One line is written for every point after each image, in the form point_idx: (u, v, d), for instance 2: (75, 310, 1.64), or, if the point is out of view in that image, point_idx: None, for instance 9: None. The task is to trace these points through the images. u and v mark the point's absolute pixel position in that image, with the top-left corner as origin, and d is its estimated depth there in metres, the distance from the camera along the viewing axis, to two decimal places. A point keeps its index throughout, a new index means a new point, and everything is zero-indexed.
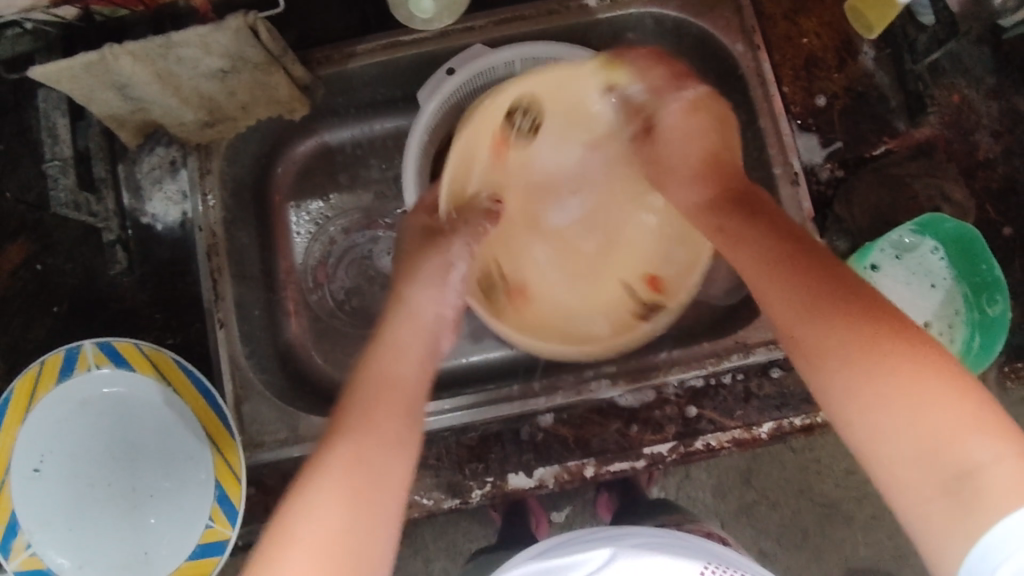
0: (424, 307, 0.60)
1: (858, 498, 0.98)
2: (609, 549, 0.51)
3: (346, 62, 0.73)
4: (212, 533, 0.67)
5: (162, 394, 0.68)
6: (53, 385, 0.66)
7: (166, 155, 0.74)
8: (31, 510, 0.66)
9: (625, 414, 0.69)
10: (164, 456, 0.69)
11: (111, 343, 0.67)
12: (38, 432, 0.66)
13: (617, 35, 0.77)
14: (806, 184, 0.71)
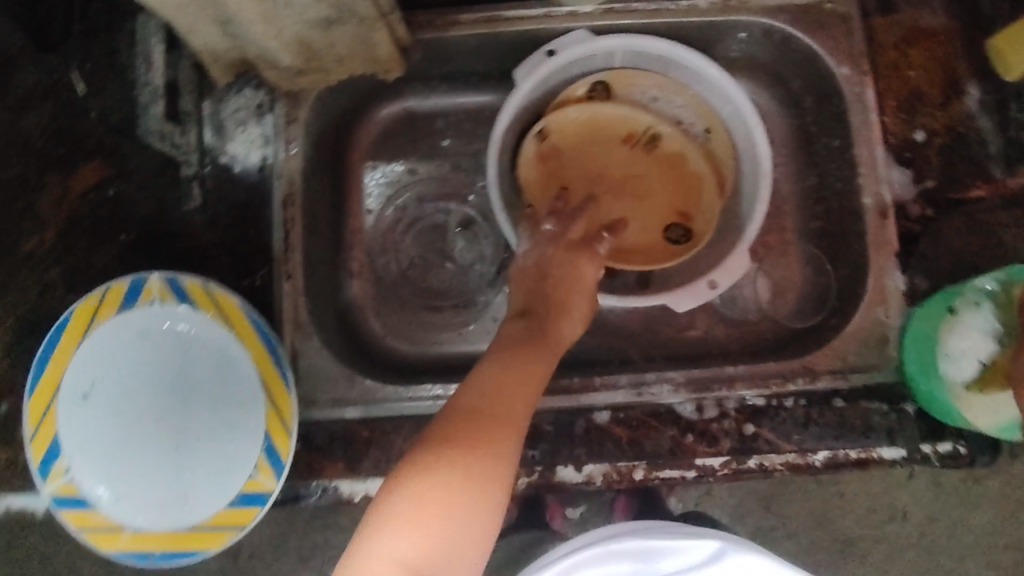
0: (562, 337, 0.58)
1: (875, 537, 0.98)
2: (717, 544, 0.57)
3: (446, 29, 0.72)
4: (256, 484, 0.65)
5: (224, 339, 0.67)
6: (113, 313, 0.66)
7: (254, 99, 0.74)
8: (75, 435, 0.65)
9: (683, 422, 0.68)
10: (214, 401, 0.67)
11: (178, 278, 0.66)
12: (94, 359, 0.66)
13: (722, 39, 0.77)
14: (894, 219, 0.71)
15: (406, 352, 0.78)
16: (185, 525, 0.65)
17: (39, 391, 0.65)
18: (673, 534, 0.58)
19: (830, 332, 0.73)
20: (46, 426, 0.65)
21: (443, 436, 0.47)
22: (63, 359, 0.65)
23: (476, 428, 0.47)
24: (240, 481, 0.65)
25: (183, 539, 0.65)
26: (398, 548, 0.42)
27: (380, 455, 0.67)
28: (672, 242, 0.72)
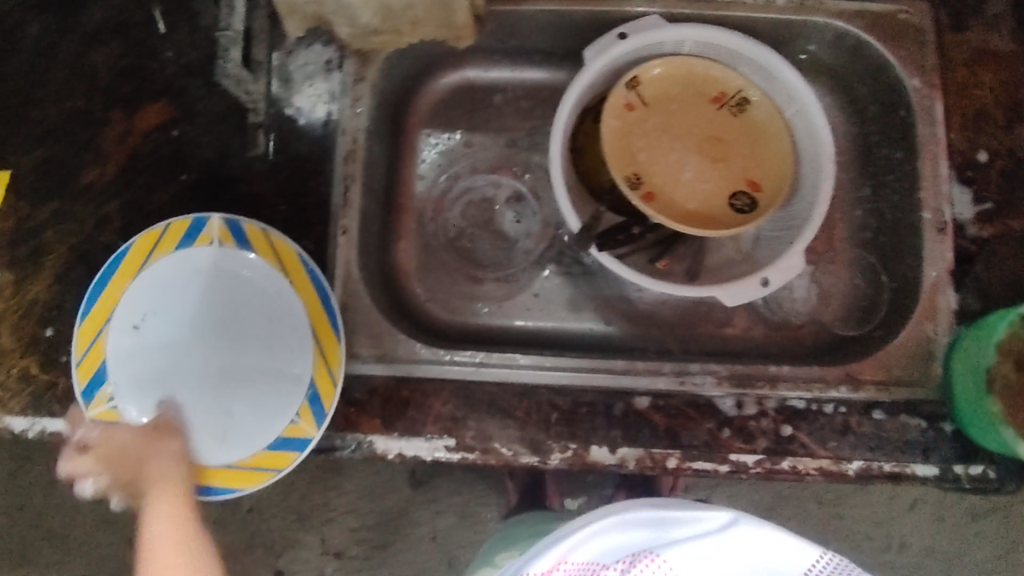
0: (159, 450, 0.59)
1: (844, 532, 1.10)
2: (728, 514, 0.49)
3: (521, 3, 0.73)
4: (296, 429, 0.66)
5: (278, 285, 0.68)
6: (174, 249, 0.68)
7: (323, 55, 0.74)
8: (122, 364, 0.66)
9: (721, 416, 0.68)
10: (262, 345, 0.68)
11: (240, 220, 0.68)
12: (149, 291, 0.67)
13: (790, 40, 0.77)
14: (952, 235, 0.71)
15: (446, 322, 0.78)
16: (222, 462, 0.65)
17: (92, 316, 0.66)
18: (685, 507, 0.50)
19: (873, 343, 0.73)
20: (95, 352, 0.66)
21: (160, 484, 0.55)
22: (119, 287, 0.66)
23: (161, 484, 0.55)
24: (281, 425, 0.66)
25: (218, 476, 0.65)
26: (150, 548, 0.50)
27: (418, 415, 0.67)
28: (738, 210, 0.72)
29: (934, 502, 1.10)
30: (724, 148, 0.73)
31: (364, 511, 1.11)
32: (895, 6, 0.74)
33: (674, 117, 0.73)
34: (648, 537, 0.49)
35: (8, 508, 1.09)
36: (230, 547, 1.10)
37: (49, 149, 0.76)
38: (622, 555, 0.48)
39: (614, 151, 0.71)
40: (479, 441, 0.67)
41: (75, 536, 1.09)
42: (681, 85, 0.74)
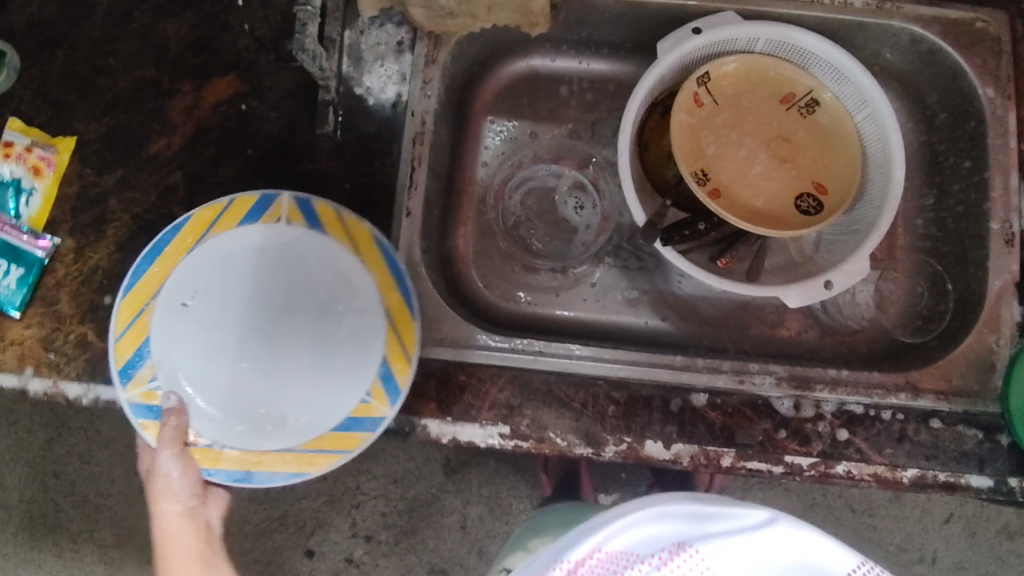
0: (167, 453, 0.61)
1: (874, 542, 1.09)
2: (767, 512, 0.45)
3: None
4: (366, 408, 0.65)
5: (348, 264, 0.67)
6: (235, 225, 0.67)
7: (394, 35, 0.74)
8: (167, 344, 0.65)
9: (778, 417, 0.68)
10: (322, 327, 0.67)
11: (309, 198, 0.67)
12: (200, 269, 0.66)
13: (863, 43, 0.76)
14: (1019, 248, 0.70)
15: (502, 309, 0.78)
16: (278, 446, 0.64)
17: (137, 292, 0.65)
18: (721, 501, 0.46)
19: (933, 352, 0.72)
20: (139, 327, 0.65)
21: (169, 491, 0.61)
22: (169, 264, 0.66)
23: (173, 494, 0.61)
24: (349, 405, 0.65)
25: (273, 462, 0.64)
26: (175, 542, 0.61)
27: (474, 401, 0.68)
28: (803, 211, 0.72)
29: (967, 517, 1.09)
30: (790, 150, 0.74)
31: (395, 496, 1.11)
32: (973, 14, 0.73)
33: (742, 116, 0.74)
34: (686, 531, 0.44)
35: (44, 473, 1.10)
36: (262, 524, 1.11)
37: (116, 118, 0.76)
38: (662, 545, 0.43)
39: (685, 140, 0.72)
40: (534, 430, 0.67)
41: (108, 505, 1.10)
42: (751, 84, 0.74)
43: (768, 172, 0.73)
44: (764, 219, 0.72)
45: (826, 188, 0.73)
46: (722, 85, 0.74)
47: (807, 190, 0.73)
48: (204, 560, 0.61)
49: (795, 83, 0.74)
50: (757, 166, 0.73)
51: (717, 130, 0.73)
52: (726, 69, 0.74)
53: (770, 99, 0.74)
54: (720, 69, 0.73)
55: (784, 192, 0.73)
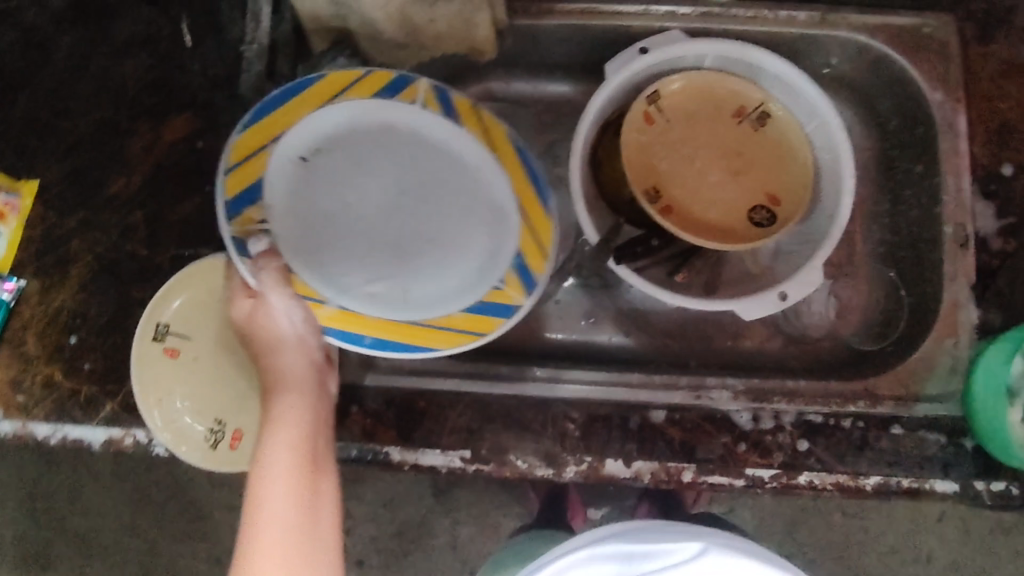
0: (285, 350, 0.59)
1: (867, 546, 1.09)
2: (699, 543, 0.53)
3: (543, 17, 0.73)
4: (500, 294, 0.70)
5: (480, 158, 0.70)
6: (371, 96, 0.68)
7: (347, 67, 0.73)
8: (279, 195, 0.69)
9: (737, 430, 0.68)
10: (425, 209, 0.71)
11: (451, 91, 0.69)
12: (322, 128, 0.69)
13: (813, 53, 0.76)
14: (974, 250, 0.70)
15: None
16: (393, 318, 0.69)
17: (252, 132, 0.67)
18: (662, 530, 0.54)
19: (893, 358, 0.72)
20: (251, 168, 0.68)
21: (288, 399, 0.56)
22: (297, 112, 0.68)
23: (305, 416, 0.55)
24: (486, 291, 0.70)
25: (400, 332, 0.69)
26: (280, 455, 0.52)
27: (434, 426, 0.68)
28: (756, 223, 0.72)
29: (960, 517, 1.09)
30: (744, 163, 0.74)
31: (384, 520, 1.12)
32: (920, 19, 0.73)
33: (694, 132, 0.74)
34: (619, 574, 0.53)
35: (33, 512, 1.11)
36: None
37: (76, 160, 0.77)
38: None
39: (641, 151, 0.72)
40: (494, 454, 0.67)
41: (101, 541, 1.11)
42: (702, 98, 0.75)
43: (723, 186, 0.73)
44: (719, 234, 0.72)
45: (780, 200, 0.73)
46: (673, 102, 0.74)
47: (761, 203, 0.73)
48: (309, 475, 0.52)
49: (747, 95, 0.74)
50: (710, 181, 0.73)
51: (669, 148, 0.74)
52: (675, 86, 0.74)
53: (723, 113, 0.75)
54: (669, 86, 0.74)
55: (738, 205, 0.73)
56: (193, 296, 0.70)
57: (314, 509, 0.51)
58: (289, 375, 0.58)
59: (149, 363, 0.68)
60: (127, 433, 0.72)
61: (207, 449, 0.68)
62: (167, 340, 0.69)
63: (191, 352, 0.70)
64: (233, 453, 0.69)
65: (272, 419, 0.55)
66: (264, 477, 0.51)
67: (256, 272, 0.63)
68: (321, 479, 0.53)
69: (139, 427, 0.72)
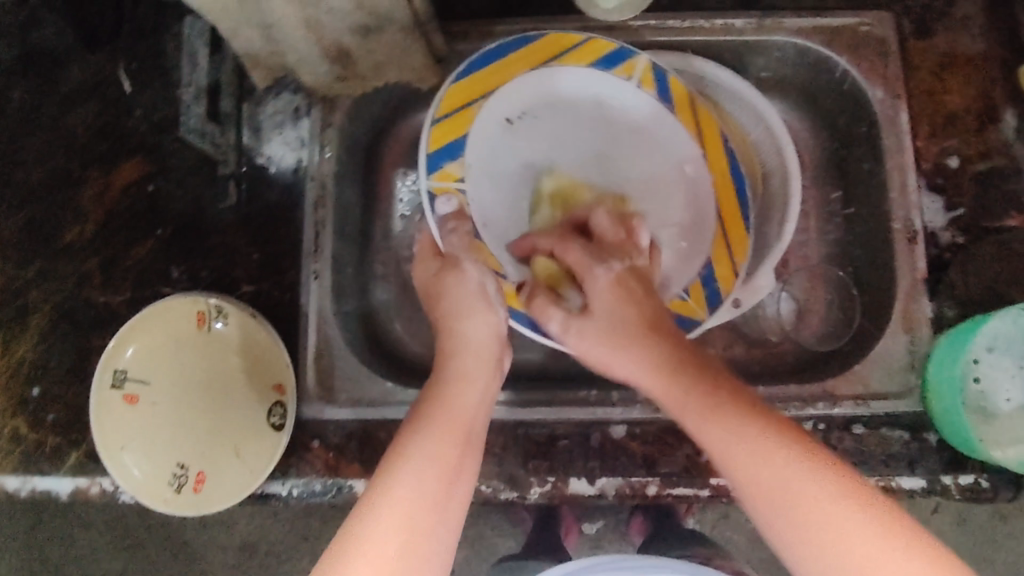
0: (474, 333, 0.62)
1: None
2: None
3: (483, 40, 0.74)
4: (684, 306, 0.72)
5: (689, 150, 0.72)
6: (562, 60, 0.71)
7: (291, 102, 0.75)
8: (483, 147, 0.71)
9: (699, 441, 0.68)
10: (612, 170, 0.73)
11: (667, 73, 0.70)
12: (560, 83, 0.71)
13: (755, 57, 0.76)
14: (924, 244, 0.69)
15: (430, 358, 0.78)
16: None
17: (461, 87, 0.70)
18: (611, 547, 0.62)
19: (854, 357, 0.72)
20: (460, 120, 0.70)
21: (432, 405, 0.56)
22: (505, 71, 0.71)
23: (438, 423, 0.54)
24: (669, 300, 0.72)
25: None
26: (421, 471, 0.50)
27: None
28: None
29: None
30: None
31: None
32: (856, 19, 0.73)
33: None
34: None
35: None
36: None
37: (31, 211, 0.77)
38: None
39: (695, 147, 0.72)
40: None
41: None
42: None
43: None
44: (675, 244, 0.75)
45: None
46: None
47: None
48: (444, 494, 0.50)
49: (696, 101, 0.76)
50: None
51: None
52: None
53: None
54: None
55: None
56: (148, 341, 0.70)
57: (444, 501, 0.50)
58: (473, 345, 0.61)
59: (108, 411, 0.68)
60: (93, 482, 0.72)
61: (171, 494, 0.68)
62: (125, 386, 0.69)
63: (149, 397, 0.70)
64: (197, 495, 0.68)
65: (406, 445, 0.52)
66: (442, 450, 0.52)
67: (444, 234, 0.68)
68: (473, 457, 0.54)
69: (104, 475, 0.72)
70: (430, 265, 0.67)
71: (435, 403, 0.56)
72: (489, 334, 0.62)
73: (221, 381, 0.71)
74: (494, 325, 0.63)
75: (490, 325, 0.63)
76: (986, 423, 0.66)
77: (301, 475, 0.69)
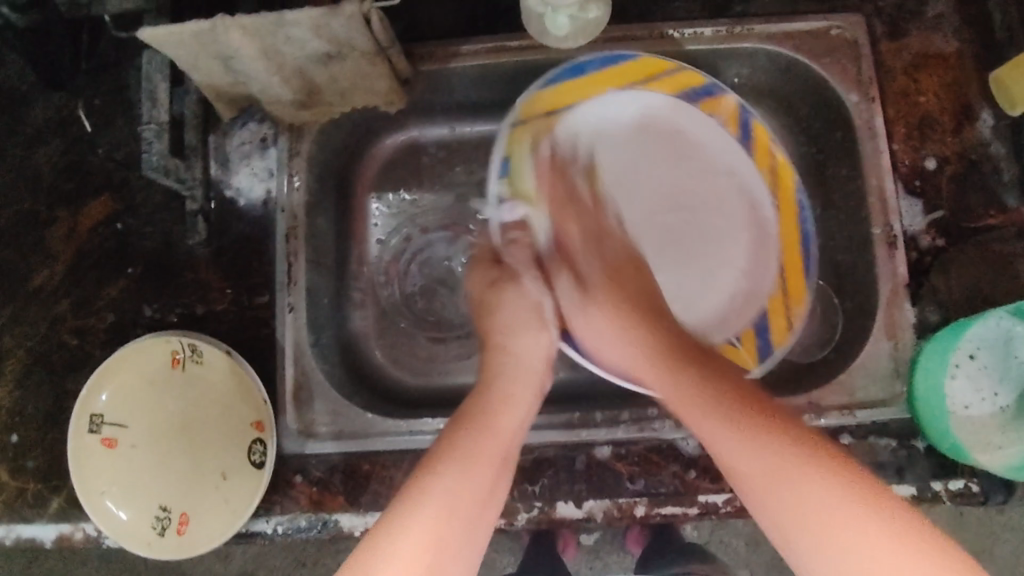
0: (525, 351, 0.64)
1: None
2: None
3: (448, 60, 0.72)
4: (736, 351, 0.73)
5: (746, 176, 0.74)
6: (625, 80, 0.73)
7: (258, 132, 0.74)
8: (552, 167, 0.70)
9: (686, 458, 0.67)
10: (675, 205, 0.76)
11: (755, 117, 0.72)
12: (610, 109, 0.74)
13: (727, 65, 0.75)
14: (903, 249, 0.68)
15: (412, 383, 0.77)
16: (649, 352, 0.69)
17: (549, 93, 0.72)
18: None
19: (839, 365, 0.71)
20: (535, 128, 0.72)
21: (475, 415, 0.57)
22: (581, 91, 0.73)
23: (475, 440, 0.55)
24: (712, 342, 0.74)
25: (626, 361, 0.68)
26: (451, 488, 0.52)
27: (380, 488, 0.69)
28: None
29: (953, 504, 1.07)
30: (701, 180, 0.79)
31: None
32: (826, 22, 0.71)
33: None
34: None
35: None
36: None
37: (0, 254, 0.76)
38: None
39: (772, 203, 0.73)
40: None
41: None
42: None
43: None
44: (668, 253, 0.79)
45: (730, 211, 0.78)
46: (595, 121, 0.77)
47: None
48: (479, 509, 0.52)
49: None
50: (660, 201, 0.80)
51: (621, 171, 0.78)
52: None
53: None
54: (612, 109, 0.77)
55: None
56: (123, 384, 0.69)
57: (473, 519, 0.52)
58: (523, 361, 0.63)
59: (87, 457, 0.67)
60: (77, 527, 0.71)
61: (154, 538, 0.67)
62: (103, 430, 0.68)
63: (128, 440, 0.69)
64: (180, 538, 0.67)
65: (450, 447, 0.54)
66: (478, 467, 0.53)
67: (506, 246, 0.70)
68: (505, 482, 0.56)
69: (87, 520, 0.71)
70: (487, 273, 0.69)
71: (472, 416, 0.57)
72: (540, 356, 0.64)
73: (200, 420, 0.70)
74: (546, 347, 0.65)
75: (539, 339, 0.65)
76: (965, 431, 0.66)
77: (286, 511, 0.69)
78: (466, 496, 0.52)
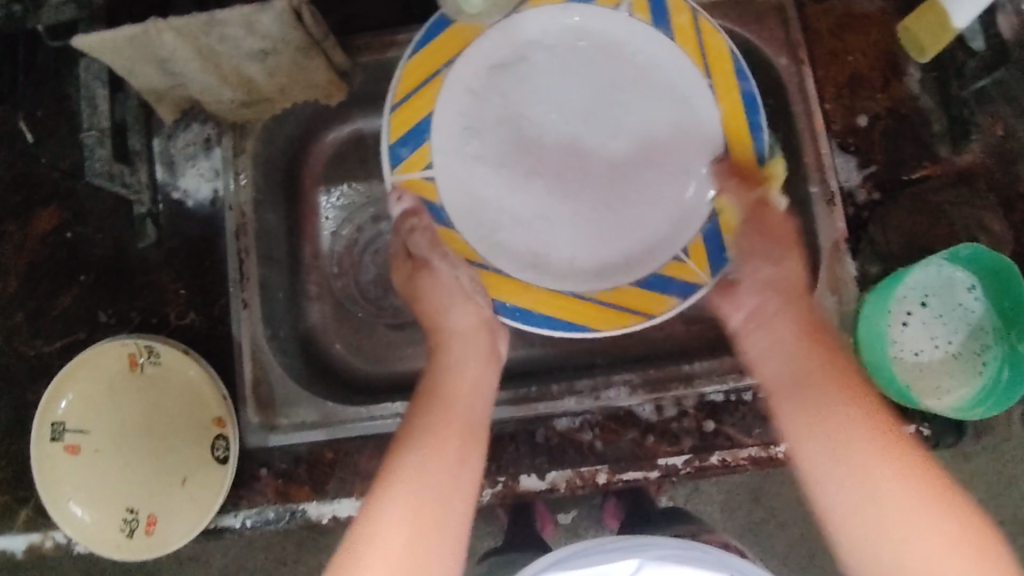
0: (463, 322, 0.65)
1: None
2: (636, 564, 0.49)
3: (386, 50, 0.73)
4: (684, 270, 0.66)
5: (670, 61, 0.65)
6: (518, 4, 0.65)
7: (201, 133, 0.74)
8: (460, 114, 0.66)
9: (642, 424, 0.69)
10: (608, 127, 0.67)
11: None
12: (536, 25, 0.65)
13: None
14: (842, 206, 0.70)
15: (371, 371, 0.78)
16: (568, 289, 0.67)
17: (423, 56, 0.65)
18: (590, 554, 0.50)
19: None
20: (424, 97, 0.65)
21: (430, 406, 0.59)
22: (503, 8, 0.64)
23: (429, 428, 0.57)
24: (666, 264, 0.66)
25: (581, 314, 0.67)
26: (415, 485, 0.54)
27: (346, 475, 0.70)
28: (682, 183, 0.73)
29: None
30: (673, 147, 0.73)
31: None
32: None
33: None
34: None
35: None
36: None
37: None
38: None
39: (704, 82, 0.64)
40: None
41: None
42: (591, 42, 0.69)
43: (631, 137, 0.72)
44: None
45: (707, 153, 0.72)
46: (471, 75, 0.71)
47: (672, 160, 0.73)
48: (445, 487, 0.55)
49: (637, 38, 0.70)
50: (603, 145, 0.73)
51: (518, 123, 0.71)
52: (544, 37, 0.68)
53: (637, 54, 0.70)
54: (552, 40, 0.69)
55: None
56: (82, 390, 0.69)
57: (444, 499, 0.54)
58: (460, 335, 0.65)
59: (52, 465, 0.69)
60: (46, 536, 0.71)
61: (123, 540, 0.68)
62: (66, 437, 0.69)
63: (90, 445, 0.70)
64: (148, 539, 0.68)
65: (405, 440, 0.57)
66: (438, 449, 0.56)
67: (407, 236, 0.66)
68: (474, 450, 0.58)
69: (57, 528, 0.71)
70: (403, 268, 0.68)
71: (426, 405, 0.59)
72: (476, 320, 0.66)
73: (161, 420, 0.71)
74: (477, 313, 0.66)
75: (474, 313, 0.66)
76: (915, 380, 0.69)
77: (253, 503, 0.70)
78: (430, 488, 0.54)
